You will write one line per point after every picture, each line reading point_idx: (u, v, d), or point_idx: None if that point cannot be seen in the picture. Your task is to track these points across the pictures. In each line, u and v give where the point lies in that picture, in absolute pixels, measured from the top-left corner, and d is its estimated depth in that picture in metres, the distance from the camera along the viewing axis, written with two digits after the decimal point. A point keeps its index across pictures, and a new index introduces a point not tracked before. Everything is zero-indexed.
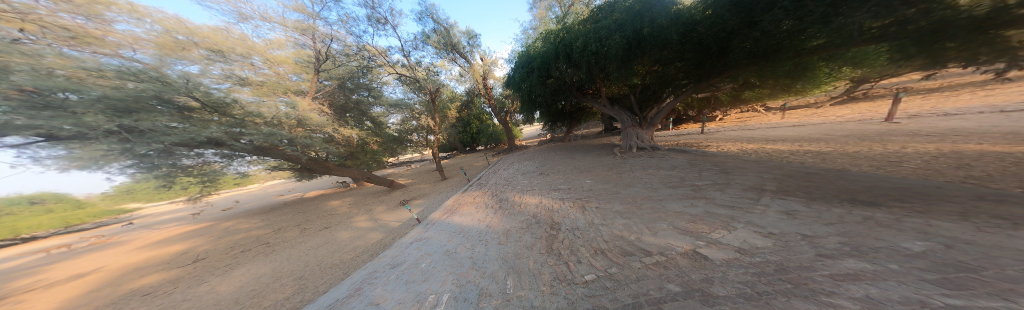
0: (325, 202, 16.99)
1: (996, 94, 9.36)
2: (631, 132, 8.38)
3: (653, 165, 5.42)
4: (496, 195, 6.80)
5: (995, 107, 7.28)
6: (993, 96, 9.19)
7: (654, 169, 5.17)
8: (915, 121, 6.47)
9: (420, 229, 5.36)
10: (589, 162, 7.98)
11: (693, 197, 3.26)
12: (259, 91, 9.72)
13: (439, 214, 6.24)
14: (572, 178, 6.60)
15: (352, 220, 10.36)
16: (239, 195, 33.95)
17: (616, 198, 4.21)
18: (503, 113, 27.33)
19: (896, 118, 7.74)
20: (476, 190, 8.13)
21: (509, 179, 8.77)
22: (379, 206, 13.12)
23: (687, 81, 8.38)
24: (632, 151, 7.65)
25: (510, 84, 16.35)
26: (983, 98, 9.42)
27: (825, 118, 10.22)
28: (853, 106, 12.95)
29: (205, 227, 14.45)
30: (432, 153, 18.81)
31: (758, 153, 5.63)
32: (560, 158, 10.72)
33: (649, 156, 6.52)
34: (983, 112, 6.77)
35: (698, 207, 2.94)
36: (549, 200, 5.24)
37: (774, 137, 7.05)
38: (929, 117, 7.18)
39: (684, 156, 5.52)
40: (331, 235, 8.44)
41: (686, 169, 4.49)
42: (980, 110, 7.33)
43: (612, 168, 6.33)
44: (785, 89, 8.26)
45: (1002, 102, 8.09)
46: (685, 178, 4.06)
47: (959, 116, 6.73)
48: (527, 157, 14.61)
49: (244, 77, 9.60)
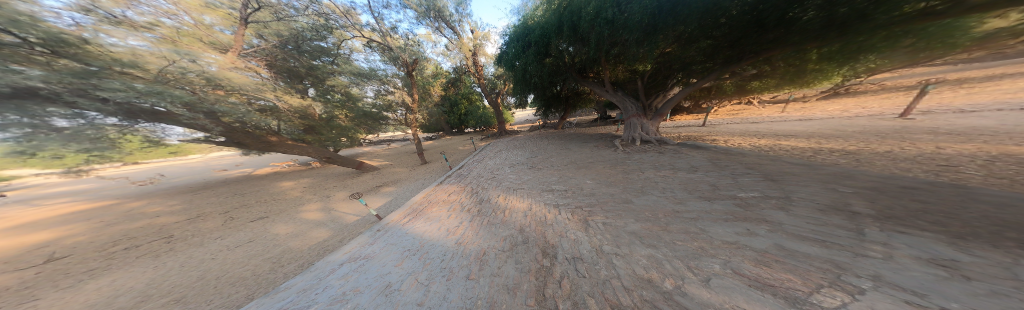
0: (278, 184, 14.58)
1: (978, 94, 9.92)
2: (635, 123, 7.45)
3: (667, 165, 4.46)
4: (475, 193, 5.59)
5: (1002, 106, 7.34)
6: (976, 95, 9.77)
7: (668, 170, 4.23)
8: (934, 119, 6.28)
9: (364, 241, 3.89)
10: (586, 155, 7.02)
11: (741, 218, 2.25)
12: (162, 41, 6.96)
13: (399, 215, 4.81)
14: (568, 176, 5.58)
15: (305, 211, 8.64)
16: (170, 168, 28.58)
17: (629, 212, 3.18)
18: (494, 95, 25.06)
19: (912, 114, 7.72)
20: (453, 184, 6.79)
21: (492, 172, 7.57)
22: (343, 192, 11.26)
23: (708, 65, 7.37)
24: (635, 144, 6.71)
25: (502, 61, 14.24)
26: (966, 96, 10.01)
27: (830, 113, 10.15)
28: (841, 101, 13.37)
29: (105, 212, 11.56)
30: (413, 134, 16.62)
31: (776, 150, 4.91)
32: (552, 149, 9.67)
33: (658, 151, 5.61)
34: (1003, 110, 6.69)
35: (758, 237, 1.93)
36: (539, 206, 4.17)
37: (780, 132, 6.55)
38: (945, 115, 7.08)
39: (701, 153, 4.66)
40: (269, 231, 6.78)
41: (711, 173, 3.55)
42: (996, 108, 7.25)
43: (615, 166, 5.36)
44: (795, 78, 7.77)
45: (999, 101, 8.35)
46: (717, 186, 3.10)
47: (973, 114, 6.64)
48: (515, 145, 13.40)
49: (123, 15, 6.57)
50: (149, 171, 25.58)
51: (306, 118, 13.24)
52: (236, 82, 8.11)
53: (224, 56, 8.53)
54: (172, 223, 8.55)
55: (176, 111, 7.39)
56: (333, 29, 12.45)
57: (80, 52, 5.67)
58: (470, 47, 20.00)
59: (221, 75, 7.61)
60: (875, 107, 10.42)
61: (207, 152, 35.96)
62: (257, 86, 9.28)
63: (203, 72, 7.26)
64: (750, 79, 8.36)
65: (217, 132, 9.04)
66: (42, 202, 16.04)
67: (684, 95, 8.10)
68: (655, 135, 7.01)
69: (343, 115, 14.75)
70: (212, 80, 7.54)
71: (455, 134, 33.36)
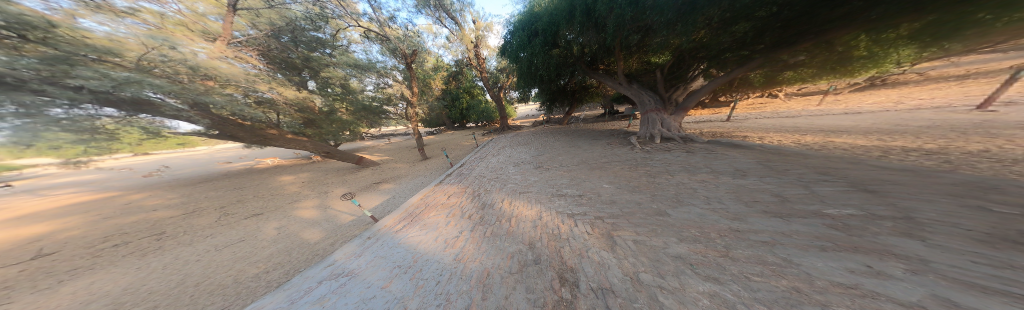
0: (278, 179, 14.39)
1: None
2: (655, 118, 6.68)
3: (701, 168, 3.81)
4: (477, 196, 5.07)
5: None
6: None
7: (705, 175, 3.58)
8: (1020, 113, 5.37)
9: (351, 251, 3.38)
10: (599, 154, 6.36)
11: (853, 255, 1.56)
12: (156, 31, 6.43)
13: (393, 220, 4.31)
14: (581, 179, 4.96)
15: (301, 208, 8.31)
16: (176, 159, 28.98)
17: (666, 231, 2.54)
18: (497, 89, 24.21)
19: (988, 107, 6.74)
20: (454, 184, 6.27)
21: (495, 171, 7.05)
22: (342, 187, 10.96)
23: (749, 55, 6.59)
24: (655, 142, 6.04)
25: (506, 52, 13.37)
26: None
27: (875, 109, 9.16)
28: (880, 95, 12.25)
29: (106, 205, 11.52)
30: (414, 128, 16.16)
31: (832, 148, 4.18)
32: (559, 146, 9.03)
33: (684, 150, 4.94)
34: None
35: (909, 276, 1.22)
36: (551, 215, 3.61)
37: (824, 128, 5.74)
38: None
39: (741, 154, 3.98)
40: (261, 230, 6.42)
41: (766, 180, 2.89)
42: None
43: (636, 167, 4.72)
44: (836, 63, 6.90)
45: None
46: (785, 199, 2.48)
47: None
48: (518, 141, 12.79)
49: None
50: (155, 163, 25.91)
51: (304, 111, 12.80)
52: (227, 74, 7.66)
53: (213, 44, 8.01)
54: (167, 218, 8.33)
55: (158, 102, 6.77)
56: (329, 19, 11.84)
57: (46, 36, 4.97)
58: (472, 39, 19.11)
59: (205, 64, 6.97)
60: (925, 101, 9.40)
61: (212, 144, 36.36)
62: (248, 77, 8.73)
63: (184, 61, 6.62)
64: (780, 68, 7.55)
65: (208, 125, 8.63)
66: (51, 192, 16.28)
67: (713, 88, 7.23)
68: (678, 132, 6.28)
69: (343, 108, 14.29)
70: (197, 68, 6.92)
71: (456, 128, 32.82)
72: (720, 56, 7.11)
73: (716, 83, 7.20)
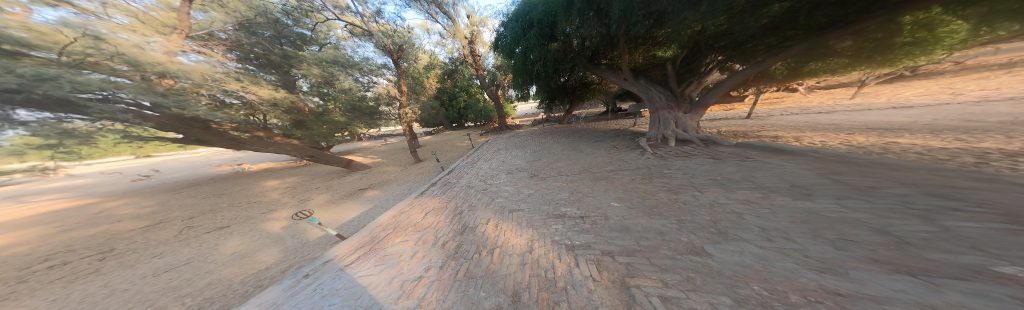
0: (263, 184, 13.71)
1: None
2: (668, 117, 5.80)
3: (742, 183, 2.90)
4: (459, 215, 4.24)
5: None
6: None
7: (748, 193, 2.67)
8: None
9: (275, 299, 2.50)
10: (604, 160, 5.51)
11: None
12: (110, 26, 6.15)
13: (350, 253, 3.47)
14: (583, 193, 4.10)
15: (272, 219, 7.52)
16: (170, 161, 28.57)
17: (718, 279, 1.58)
18: (493, 87, 23.41)
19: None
20: (436, 198, 5.44)
21: (485, 180, 6.24)
22: (325, 194, 10.19)
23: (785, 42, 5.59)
24: (668, 146, 5.18)
25: (500, 47, 12.42)
26: None
27: (909, 105, 8.28)
28: (904, 91, 11.45)
29: (76, 213, 10.85)
30: (406, 129, 15.36)
31: (906, 153, 3.27)
32: (558, 149, 8.18)
33: (709, 156, 4.03)
34: None
35: None
36: (544, 247, 2.76)
37: (873, 126, 4.80)
38: None
39: (791, 163, 3.07)
40: (219, 248, 5.68)
41: (854, 201, 1.96)
42: None
43: (651, 179, 3.85)
44: (874, 51, 5.97)
45: None
46: (907, 239, 1.48)
47: None
48: (515, 143, 11.95)
49: None
50: (149, 166, 25.54)
51: (289, 112, 12.16)
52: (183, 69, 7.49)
53: (173, 38, 7.66)
54: (126, 231, 7.59)
55: (90, 101, 6.12)
56: (311, 12, 11.12)
57: None
58: (466, 35, 18.26)
59: (148, 58, 6.57)
60: (960, 96, 8.58)
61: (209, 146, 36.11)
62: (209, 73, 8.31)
63: (118, 54, 6.21)
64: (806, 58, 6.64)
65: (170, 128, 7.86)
66: (32, 199, 15.76)
67: (740, 80, 6.19)
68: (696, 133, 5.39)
69: (332, 109, 13.56)
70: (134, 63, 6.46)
71: (454, 128, 32.06)
72: (745, 46, 6.18)
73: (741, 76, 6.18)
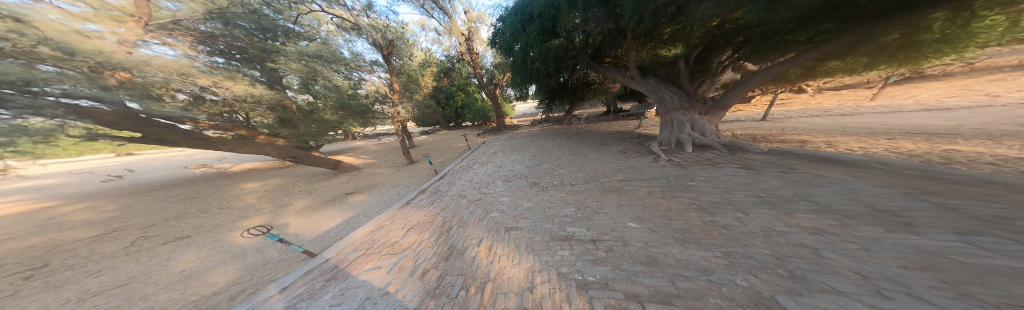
0: (242, 186, 12.74)
1: None
2: (682, 119, 5.26)
3: (800, 206, 2.38)
4: (446, 233, 3.56)
5: None
6: None
7: (813, 220, 2.15)
8: None
9: None
10: (614, 167, 4.94)
11: None
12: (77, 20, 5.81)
13: (296, 286, 2.65)
14: (594, 208, 3.51)
15: (242, 228, 6.69)
16: (146, 161, 26.88)
17: (829, 309, 1.03)
18: (491, 86, 22.75)
19: None
20: (421, 209, 4.74)
21: (479, 188, 5.58)
22: (307, 198, 9.39)
23: (809, 43, 5.11)
24: (686, 152, 4.60)
25: (497, 43, 11.74)
26: None
27: (925, 109, 8.07)
28: (911, 95, 11.42)
29: (21, 220, 9.66)
30: (399, 129, 14.63)
31: (982, 163, 2.78)
32: (560, 154, 7.59)
33: (741, 166, 3.51)
34: None
35: None
36: (546, 282, 2.03)
37: (913, 131, 4.34)
38: None
39: (851, 179, 2.57)
40: (168, 264, 4.82)
41: (991, 234, 1.40)
42: None
43: (675, 193, 3.30)
44: (900, 49, 5.53)
45: None
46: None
47: None
48: (512, 145, 11.30)
49: None
50: (120, 166, 23.77)
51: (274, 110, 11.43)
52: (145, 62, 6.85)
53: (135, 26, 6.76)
54: (70, 242, 6.62)
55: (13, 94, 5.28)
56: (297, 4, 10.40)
57: None
58: (463, 32, 17.61)
59: (88, 46, 5.77)
60: (973, 101, 8.43)
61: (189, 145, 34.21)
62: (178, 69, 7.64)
63: (44, 39, 5.31)
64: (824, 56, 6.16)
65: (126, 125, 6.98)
66: None
67: (759, 83, 5.73)
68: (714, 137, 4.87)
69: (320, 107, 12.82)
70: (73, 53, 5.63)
71: (450, 128, 31.26)
72: (763, 42, 5.74)
73: (760, 79, 5.69)
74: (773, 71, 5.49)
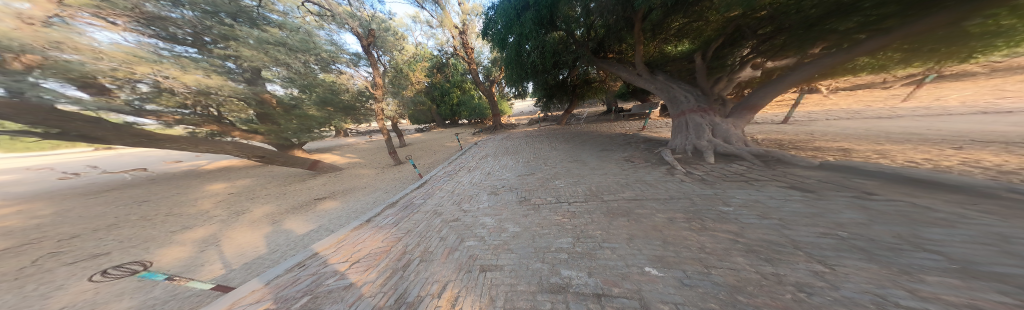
0: (207, 187, 11.50)
1: None
2: (701, 122, 4.50)
3: (917, 262, 1.30)
4: (401, 274, 2.58)
5: None
6: None
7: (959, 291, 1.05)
8: None
9: None
10: (618, 180, 4.11)
11: None
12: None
13: None
14: (598, 241, 2.65)
15: (178, 243, 5.61)
16: (120, 156, 25.26)
17: None
18: (487, 83, 21.77)
19: None
20: (382, 233, 3.75)
21: (460, 204, 4.64)
22: (271, 204, 8.30)
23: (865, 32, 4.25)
24: (709, 162, 3.86)
25: (490, 35, 10.69)
26: None
27: (957, 113, 7.43)
28: (933, 98, 10.87)
29: None
30: (385, 127, 13.50)
31: None
32: (556, 160, 6.73)
33: (792, 187, 2.61)
34: None
35: None
36: None
37: (987, 140, 3.49)
38: None
39: (976, 217, 1.53)
40: (56, 294, 3.78)
41: None
42: None
43: (707, 224, 2.35)
44: (943, 41, 4.75)
45: None
46: None
47: None
48: (506, 148, 10.37)
49: None
50: (86, 161, 22.01)
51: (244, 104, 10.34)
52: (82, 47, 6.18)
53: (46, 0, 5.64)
54: None
55: None
56: None
57: None
58: (456, 24, 16.45)
59: None
60: (1006, 106, 7.87)
61: None
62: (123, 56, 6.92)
63: None
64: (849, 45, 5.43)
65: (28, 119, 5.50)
66: None
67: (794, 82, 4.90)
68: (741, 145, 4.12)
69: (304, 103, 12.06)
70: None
71: (446, 126, 30.10)
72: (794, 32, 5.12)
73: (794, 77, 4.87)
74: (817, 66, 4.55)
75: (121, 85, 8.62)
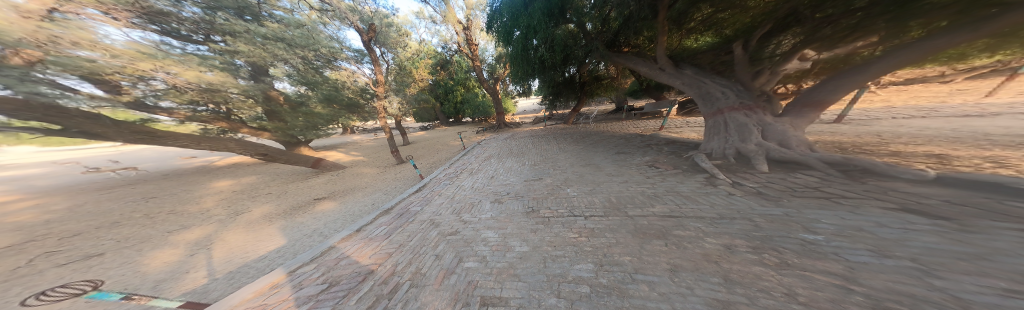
0: (214, 184, 11.61)
1: None
2: (747, 122, 4.12)
3: None
4: (379, 300, 2.05)
5: None
6: None
7: None
8: None
9: None
10: (644, 191, 3.50)
11: None
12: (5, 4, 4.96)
13: None
14: (627, 270, 1.99)
15: (171, 245, 5.40)
16: (141, 151, 26.41)
17: None
18: (492, 81, 21.30)
19: None
20: (370, 246, 3.28)
21: (460, 213, 4.13)
22: (272, 204, 8.16)
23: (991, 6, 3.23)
24: (760, 168, 3.35)
25: (495, 28, 10.02)
26: None
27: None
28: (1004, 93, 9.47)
29: None
30: (387, 125, 13.26)
31: None
32: (566, 163, 6.18)
33: (903, 209, 1.91)
34: None
35: None
36: None
37: None
38: None
39: None
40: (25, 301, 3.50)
41: None
42: None
43: (788, 260, 1.70)
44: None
45: None
46: None
47: None
48: (510, 149, 9.85)
49: None
50: (109, 157, 23.07)
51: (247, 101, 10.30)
52: (96, 43, 6.13)
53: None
54: None
55: None
56: None
57: None
58: (459, 20, 15.95)
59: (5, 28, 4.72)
60: None
61: None
62: (135, 54, 6.91)
63: None
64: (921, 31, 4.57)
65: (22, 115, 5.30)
66: None
67: (882, 72, 3.92)
68: (799, 155, 3.37)
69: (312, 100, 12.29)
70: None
71: (449, 124, 29.80)
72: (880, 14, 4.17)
73: (882, 65, 3.90)
74: (919, 50, 3.54)
75: (134, 82, 8.64)
